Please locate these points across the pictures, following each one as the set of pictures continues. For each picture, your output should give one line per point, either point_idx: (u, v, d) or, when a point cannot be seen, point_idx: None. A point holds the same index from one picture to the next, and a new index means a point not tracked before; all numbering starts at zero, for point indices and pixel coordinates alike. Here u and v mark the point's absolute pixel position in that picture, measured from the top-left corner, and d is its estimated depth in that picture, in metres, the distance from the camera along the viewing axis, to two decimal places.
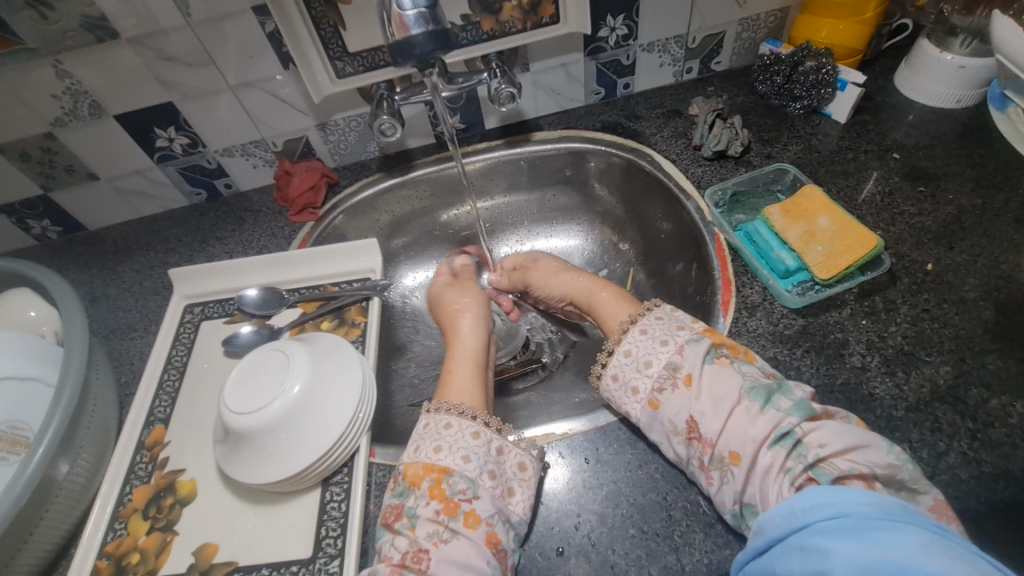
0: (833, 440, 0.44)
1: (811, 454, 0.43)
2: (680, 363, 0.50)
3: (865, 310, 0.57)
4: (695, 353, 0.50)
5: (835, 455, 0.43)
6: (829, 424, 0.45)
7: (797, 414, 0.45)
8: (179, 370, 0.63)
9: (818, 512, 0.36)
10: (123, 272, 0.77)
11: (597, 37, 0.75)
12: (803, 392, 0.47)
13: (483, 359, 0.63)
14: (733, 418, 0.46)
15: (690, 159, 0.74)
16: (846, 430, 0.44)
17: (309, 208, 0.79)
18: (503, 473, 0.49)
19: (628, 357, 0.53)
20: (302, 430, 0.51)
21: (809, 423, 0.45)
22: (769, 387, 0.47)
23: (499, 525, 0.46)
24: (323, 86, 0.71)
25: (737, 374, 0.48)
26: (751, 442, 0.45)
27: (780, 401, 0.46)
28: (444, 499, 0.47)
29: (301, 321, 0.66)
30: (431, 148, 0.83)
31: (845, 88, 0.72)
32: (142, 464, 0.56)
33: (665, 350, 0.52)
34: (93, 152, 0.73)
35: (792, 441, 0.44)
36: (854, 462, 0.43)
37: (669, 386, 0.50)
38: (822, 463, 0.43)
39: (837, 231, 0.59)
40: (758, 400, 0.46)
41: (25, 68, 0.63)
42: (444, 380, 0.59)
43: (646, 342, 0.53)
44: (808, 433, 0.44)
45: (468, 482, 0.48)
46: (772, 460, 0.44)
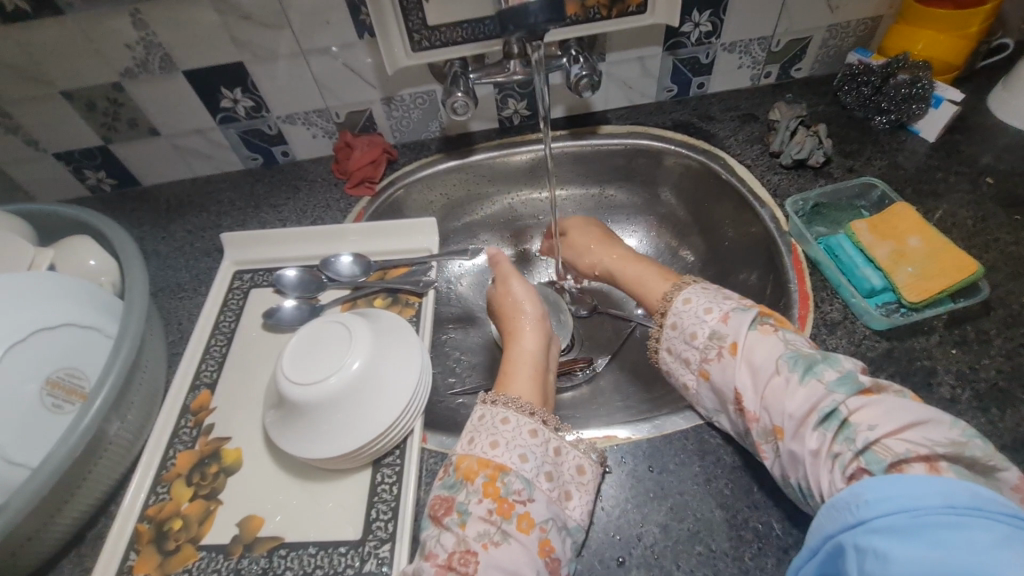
0: (882, 420, 0.39)
1: (861, 437, 0.39)
2: (725, 332, 0.48)
3: (956, 339, 0.53)
4: (740, 321, 0.48)
5: (888, 436, 0.38)
6: (881, 401, 0.40)
7: (841, 390, 0.41)
8: (227, 336, 0.62)
9: (876, 507, 0.34)
10: (176, 231, 0.76)
11: (680, 31, 0.72)
12: (853, 365, 0.43)
13: (542, 360, 0.58)
14: (771, 389, 0.44)
15: (766, 166, 0.71)
16: (899, 407, 0.39)
17: (367, 182, 0.77)
18: (560, 475, 0.46)
19: (675, 330, 0.52)
20: (359, 408, 0.49)
21: (857, 399, 0.41)
22: (812, 357, 0.44)
23: (553, 531, 0.43)
24: (399, 59, 0.69)
25: (782, 343, 0.46)
26: (790, 417, 0.42)
27: (822, 370, 0.43)
28: (498, 499, 0.43)
29: (352, 298, 0.63)
30: (493, 133, 0.81)
31: (939, 105, 0.69)
32: (186, 428, 0.55)
33: (710, 317, 0.50)
34: (158, 107, 0.72)
35: (837, 421, 0.40)
36: (910, 443, 0.38)
37: (714, 356, 0.48)
38: (874, 448, 0.38)
39: (930, 254, 0.55)
40: (798, 370, 0.43)
41: (102, 15, 0.62)
42: (503, 376, 0.55)
43: (689, 313, 0.51)
44: (855, 411, 0.40)
45: (524, 483, 0.44)
46: (820, 444, 0.40)
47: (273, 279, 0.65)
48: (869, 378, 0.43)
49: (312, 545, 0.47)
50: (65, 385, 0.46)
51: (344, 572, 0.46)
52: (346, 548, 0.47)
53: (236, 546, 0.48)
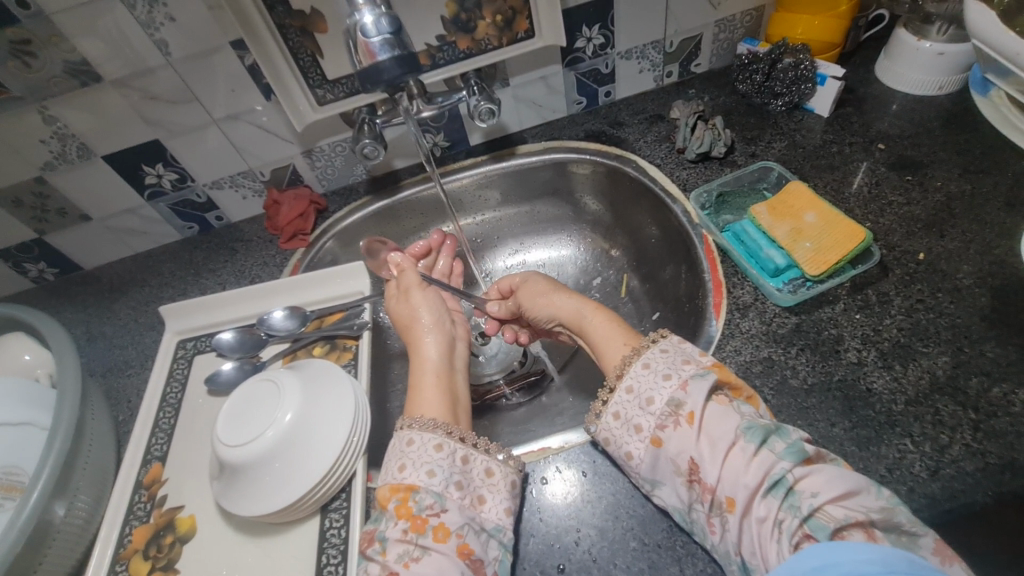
0: (826, 487, 0.39)
1: (805, 504, 0.39)
2: (683, 400, 0.45)
3: (859, 304, 0.56)
4: (701, 389, 0.45)
5: (829, 502, 0.38)
6: (823, 468, 0.40)
7: (789, 458, 0.41)
8: (174, 406, 0.63)
9: (818, 574, 0.33)
10: (120, 309, 0.78)
11: (574, 47, 0.75)
12: (799, 434, 0.43)
13: (450, 375, 0.58)
14: (728, 461, 0.42)
15: (675, 162, 0.74)
16: (841, 474, 0.39)
17: (300, 234, 0.79)
18: (470, 483, 0.47)
19: (630, 394, 0.48)
20: (295, 459, 0.51)
21: (802, 468, 0.40)
22: (765, 427, 0.43)
23: (470, 535, 0.44)
24: (305, 114, 0.71)
25: (734, 414, 0.44)
26: (745, 488, 0.40)
27: (775, 442, 0.42)
28: (410, 517, 0.44)
29: (293, 349, 0.65)
30: (418, 168, 0.84)
31: (825, 82, 0.72)
32: (141, 503, 0.56)
33: (668, 385, 0.47)
34: (84, 193, 0.74)
35: (783, 489, 0.39)
36: (849, 509, 0.38)
37: (670, 424, 0.45)
38: (817, 514, 0.38)
39: (825, 226, 0.58)
40: (754, 441, 0.42)
41: (12, 117, 0.64)
42: (411, 393, 0.55)
43: (648, 376, 0.48)
44: (801, 479, 0.40)
45: (435, 496, 0.45)
46: (766, 511, 0.39)
47: (213, 343, 0.67)
48: (812, 446, 0.43)
49: None
50: (2, 483, 0.47)
51: None
52: None
53: None
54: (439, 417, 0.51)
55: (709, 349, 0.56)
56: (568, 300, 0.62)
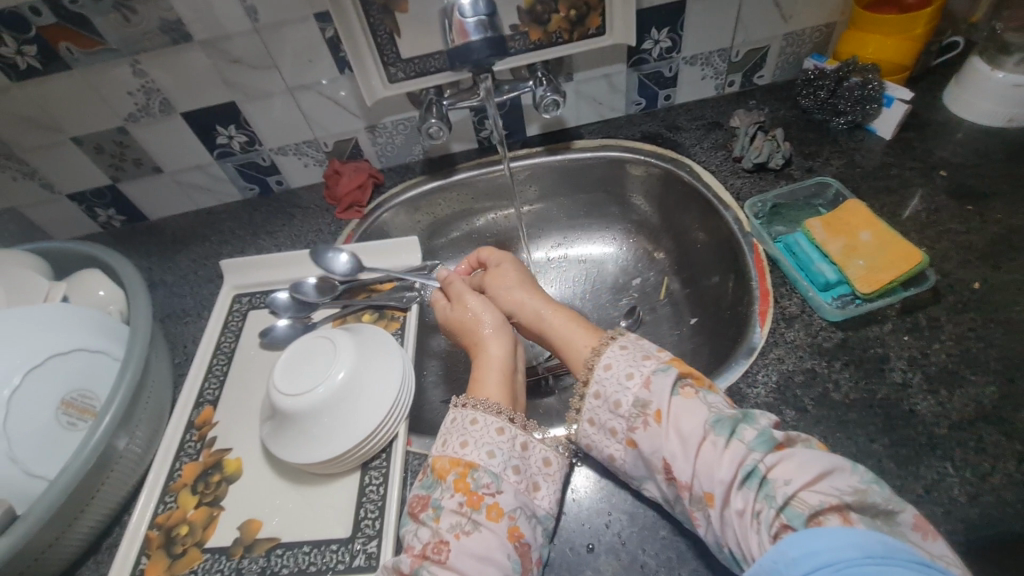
0: (797, 474, 0.41)
1: (779, 493, 0.40)
2: (648, 400, 0.48)
3: (907, 327, 0.56)
4: (664, 385, 0.48)
5: (802, 489, 0.40)
6: (793, 454, 0.42)
7: (760, 448, 0.43)
8: (227, 355, 0.66)
9: (801, 564, 0.35)
10: (180, 261, 0.82)
11: (641, 48, 0.76)
12: (768, 421, 0.45)
13: (511, 368, 0.60)
14: (701, 454, 0.44)
15: (730, 170, 0.74)
16: (810, 459, 0.41)
17: (356, 206, 0.82)
18: (528, 469, 0.49)
19: (599, 399, 0.51)
20: (344, 414, 0.53)
21: (773, 455, 0.42)
22: (734, 418, 0.45)
23: (522, 519, 0.46)
24: (376, 89, 0.74)
25: (703, 406, 0.47)
26: (720, 483, 0.43)
27: (744, 430, 0.44)
28: (468, 492, 0.46)
29: (343, 314, 0.68)
30: (473, 153, 0.86)
31: (892, 104, 0.72)
32: (192, 441, 0.60)
33: (632, 384, 0.50)
34: (160, 146, 0.78)
35: (757, 479, 0.42)
36: (823, 493, 0.40)
37: (639, 424, 0.48)
38: (792, 503, 0.40)
39: (880, 246, 0.58)
40: (723, 434, 0.44)
41: (105, 68, 0.68)
42: (471, 381, 0.58)
43: (612, 379, 0.51)
44: (772, 468, 0.42)
45: (493, 477, 0.47)
46: (744, 503, 0.42)
47: (267, 301, 0.70)
48: (783, 432, 0.45)
49: (306, 544, 0.51)
50: (78, 404, 0.51)
51: (335, 567, 0.49)
52: (336, 545, 0.51)
53: (237, 547, 0.52)
54: (496, 401, 0.54)
55: (751, 357, 0.57)
56: (529, 299, 0.65)
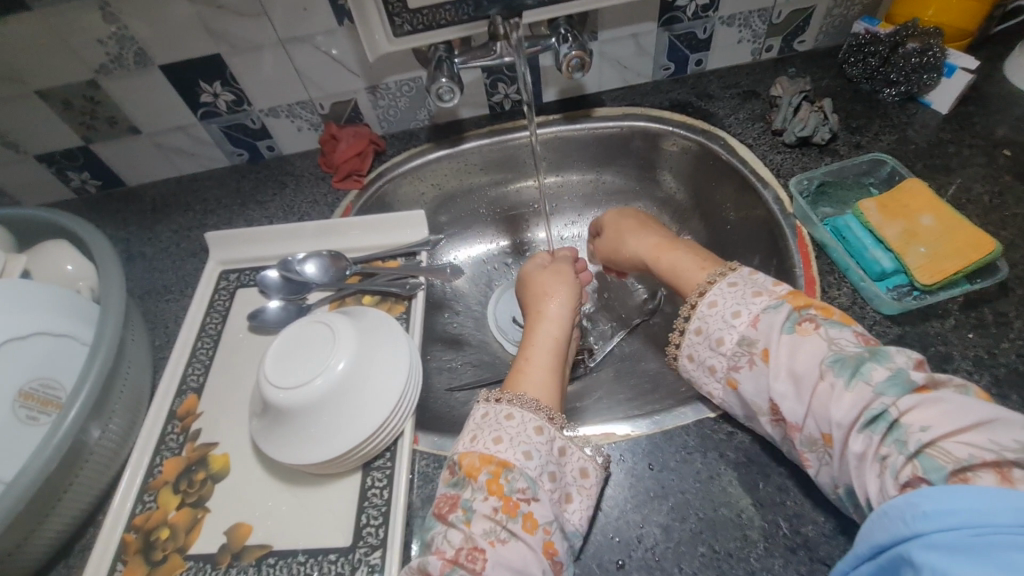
0: (938, 422, 0.35)
1: (913, 439, 0.35)
2: (756, 338, 0.45)
3: (973, 323, 0.50)
4: (773, 323, 0.44)
5: (942, 438, 0.35)
6: (938, 399, 0.36)
7: (892, 391, 0.37)
8: (213, 339, 0.60)
9: (935, 521, 0.30)
10: (161, 232, 0.74)
11: (675, 5, 0.68)
12: (907, 360, 0.39)
13: (563, 352, 0.55)
14: (816, 394, 0.40)
15: (769, 144, 0.68)
16: (959, 408, 0.35)
17: (354, 175, 0.75)
18: (563, 477, 0.44)
19: (700, 335, 0.48)
20: (345, 410, 0.47)
21: (910, 399, 0.37)
22: (858, 357, 0.40)
23: (556, 534, 0.41)
24: (380, 45, 0.66)
25: (824, 343, 0.42)
26: (838, 426, 0.39)
27: (871, 371, 0.39)
28: (503, 497, 0.41)
29: (341, 295, 0.61)
30: (484, 120, 0.78)
31: (953, 74, 0.65)
32: (173, 434, 0.54)
33: (738, 322, 0.46)
34: (136, 104, 0.70)
35: (886, 424, 0.37)
36: (973, 447, 0.34)
37: (745, 364, 0.44)
38: (929, 450, 0.35)
39: (943, 231, 0.52)
40: (844, 376, 0.39)
41: (71, 10, 0.60)
42: (515, 368, 0.52)
43: (716, 316, 0.47)
44: (908, 412, 0.36)
45: (529, 481, 0.42)
46: (865, 446, 0.37)
47: (257, 279, 0.64)
48: (926, 373, 0.39)
49: (301, 553, 0.46)
50: (39, 396, 0.44)
51: None
52: (336, 555, 0.46)
53: (224, 555, 0.46)
54: (539, 398, 0.48)
55: None
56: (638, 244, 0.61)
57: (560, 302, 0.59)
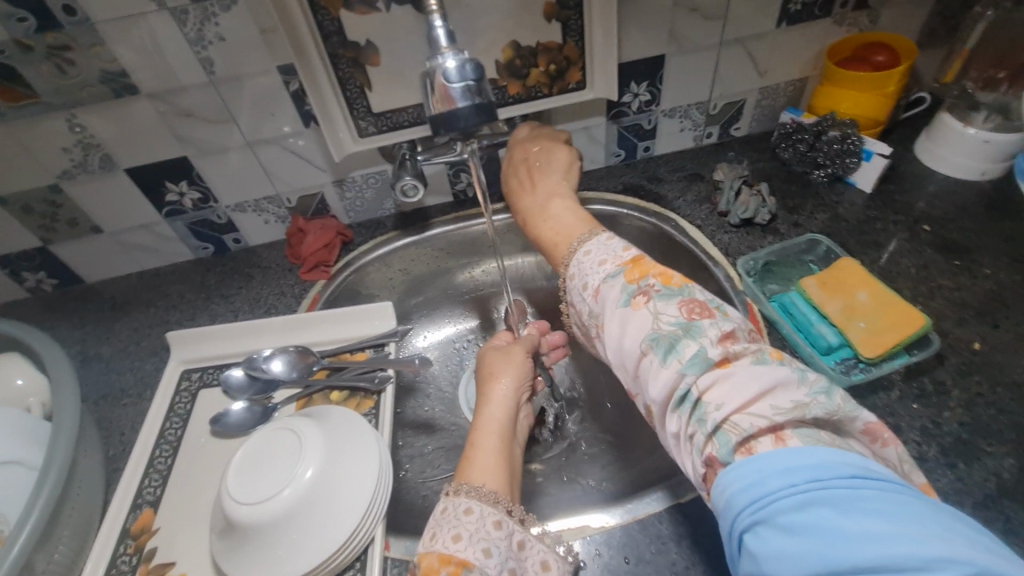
0: (730, 397, 0.35)
1: (710, 417, 0.36)
2: (598, 310, 0.45)
3: (915, 392, 0.54)
4: (610, 295, 0.45)
5: (735, 412, 0.35)
6: (732, 373, 0.37)
7: (693, 369, 0.37)
8: (172, 446, 0.58)
9: (737, 504, 0.32)
10: (120, 330, 0.73)
11: (620, 102, 0.75)
12: (716, 331, 0.39)
13: (510, 433, 0.54)
14: (641, 373, 0.40)
15: (716, 225, 0.72)
16: (749, 377, 0.36)
17: (322, 266, 0.76)
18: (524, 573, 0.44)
19: (572, 300, 0.49)
20: (312, 521, 0.46)
21: (708, 377, 0.37)
22: (674, 336, 0.39)
23: None
24: (345, 144, 0.69)
25: (649, 319, 0.41)
26: (655, 405, 0.39)
27: (684, 350, 0.38)
28: None
29: (308, 392, 0.60)
30: (448, 207, 0.82)
31: (870, 158, 0.72)
32: (125, 555, 0.50)
33: (587, 293, 0.47)
34: (99, 205, 0.70)
35: (690, 404, 0.37)
36: (755, 417, 0.35)
37: (594, 333, 0.46)
38: (724, 427, 0.35)
39: (879, 307, 0.56)
40: (660, 355, 0.39)
41: (36, 122, 0.61)
42: (468, 449, 0.51)
43: (577, 283, 0.48)
44: (707, 390, 0.36)
45: None
46: (678, 426, 0.38)
47: (222, 379, 0.62)
48: (733, 343, 0.39)
49: None
50: None
51: None
52: None
53: None
54: (492, 485, 0.47)
55: None
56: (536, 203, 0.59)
57: (507, 382, 0.58)
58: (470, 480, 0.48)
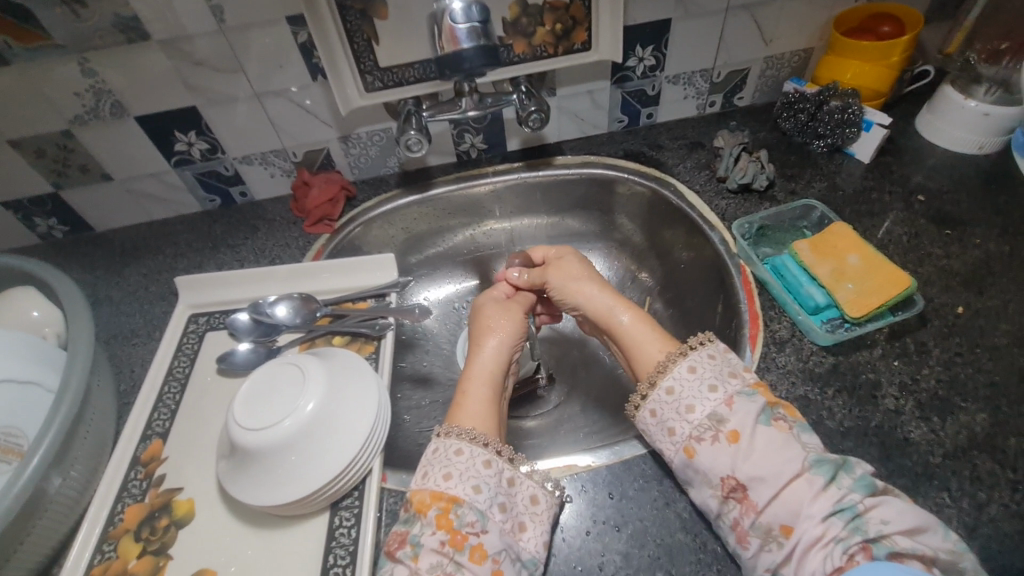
0: (896, 518, 0.41)
1: (873, 528, 0.41)
2: (727, 417, 0.47)
3: (897, 352, 0.55)
4: (748, 410, 0.46)
5: (897, 532, 0.41)
6: (892, 500, 0.42)
7: (860, 490, 0.42)
8: (181, 383, 0.60)
9: None
10: (129, 276, 0.75)
11: (625, 66, 0.75)
12: (864, 468, 0.44)
13: (498, 388, 0.57)
14: (791, 489, 0.43)
15: (714, 191, 0.74)
16: (909, 508, 0.41)
17: (326, 220, 0.77)
18: (513, 507, 0.46)
19: (668, 395, 0.49)
20: (313, 450, 0.48)
21: (872, 500, 0.42)
22: (834, 462, 0.44)
23: (507, 563, 0.43)
24: (352, 99, 0.70)
25: (797, 443, 0.45)
26: (806, 517, 0.42)
27: (844, 477, 0.43)
28: (452, 531, 0.43)
29: (311, 337, 0.63)
30: (451, 167, 0.83)
31: (870, 129, 0.73)
32: (136, 480, 0.53)
33: (712, 397, 0.48)
34: (110, 152, 0.72)
35: (850, 514, 0.41)
36: (916, 543, 0.40)
37: (709, 438, 0.46)
38: (883, 538, 0.40)
39: (868, 269, 0.58)
40: (823, 476, 0.43)
41: (49, 65, 0.62)
42: (457, 397, 0.54)
43: (693, 382, 0.49)
44: (870, 509, 0.41)
45: (477, 514, 0.44)
46: (824, 530, 0.41)
47: (227, 323, 0.65)
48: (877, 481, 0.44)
49: None
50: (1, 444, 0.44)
51: None
52: None
53: None
54: (480, 429, 0.50)
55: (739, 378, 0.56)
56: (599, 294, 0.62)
57: (498, 337, 0.60)
58: (459, 424, 0.51)
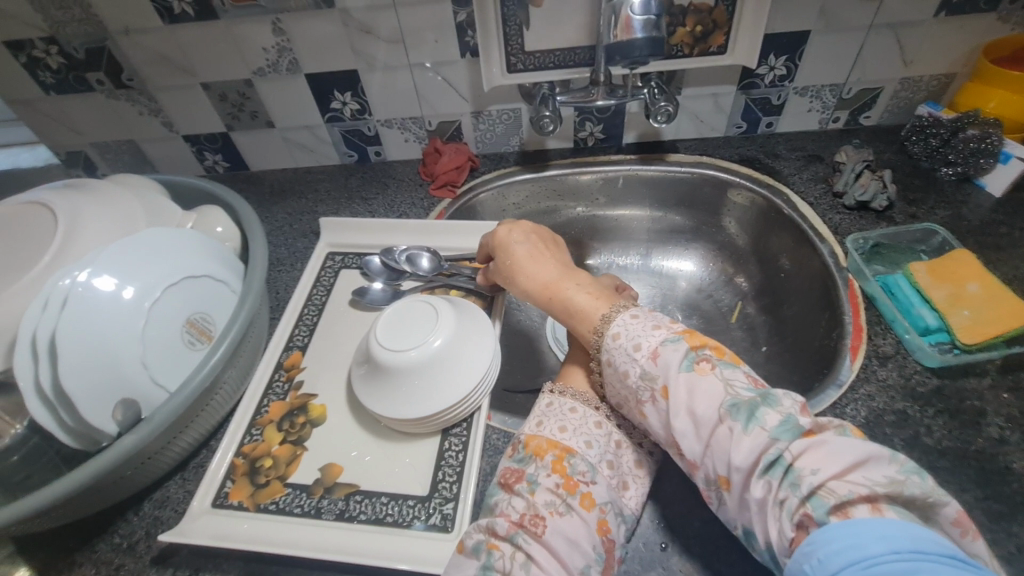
0: (825, 463, 0.36)
1: (805, 482, 0.36)
2: (656, 374, 0.46)
3: (1008, 384, 0.55)
4: (671, 359, 0.46)
5: (832, 479, 0.36)
6: (824, 441, 0.38)
7: (784, 436, 0.39)
8: (318, 308, 0.69)
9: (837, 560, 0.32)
10: (277, 212, 0.85)
11: (755, 73, 0.77)
12: (793, 404, 0.41)
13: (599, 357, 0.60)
14: (714, 437, 0.41)
15: (829, 205, 0.74)
16: (842, 447, 0.37)
17: (450, 185, 0.85)
18: (620, 466, 0.50)
19: (610, 367, 0.50)
20: (435, 381, 0.55)
21: (799, 444, 0.38)
22: (752, 402, 0.41)
23: (611, 515, 0.46)
24: (495, 77, 0.77)
25: (720, 384, 0.44)
26: (737, 469, 0.40)
27: (765, 415, 0.40)
28: (566, 475, 0.47)
29: (432, 286, 0.70)
30: (568, 152, 0.88)
31: (1008, 161, 0.70)
32: (279, 381, 0.62)
33: (638, 356, 0.48)
34: (277, 103, 0.82)
35: (781, 469, 0.38)
36: (852, 483, 0.36)
37: (647, 399, 0.46)
38: (818, 491, 0.36)
39: (989, 300, 0.57)
40: (741, 421, 0.41)
41: (248, 22, 0.72)
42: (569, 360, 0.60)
43: (621, 350, 0.49)
44: (799, 456, 0.38)
45: (589, 466, 0.48)
46: (765, 492, 0.38)
47: (361, 263, 0.73)
48: (811, 417, 0.41)
49: (384, 496, 0.53)
50: (199, 326, 0.54)
51: (411, 522, 0.51)
52: (413, 501, 0.53)
53: (318, 487, 0.54)
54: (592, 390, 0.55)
55: (838, 391, 0.57)
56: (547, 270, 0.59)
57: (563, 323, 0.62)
58: (573, 384, 0.56)
